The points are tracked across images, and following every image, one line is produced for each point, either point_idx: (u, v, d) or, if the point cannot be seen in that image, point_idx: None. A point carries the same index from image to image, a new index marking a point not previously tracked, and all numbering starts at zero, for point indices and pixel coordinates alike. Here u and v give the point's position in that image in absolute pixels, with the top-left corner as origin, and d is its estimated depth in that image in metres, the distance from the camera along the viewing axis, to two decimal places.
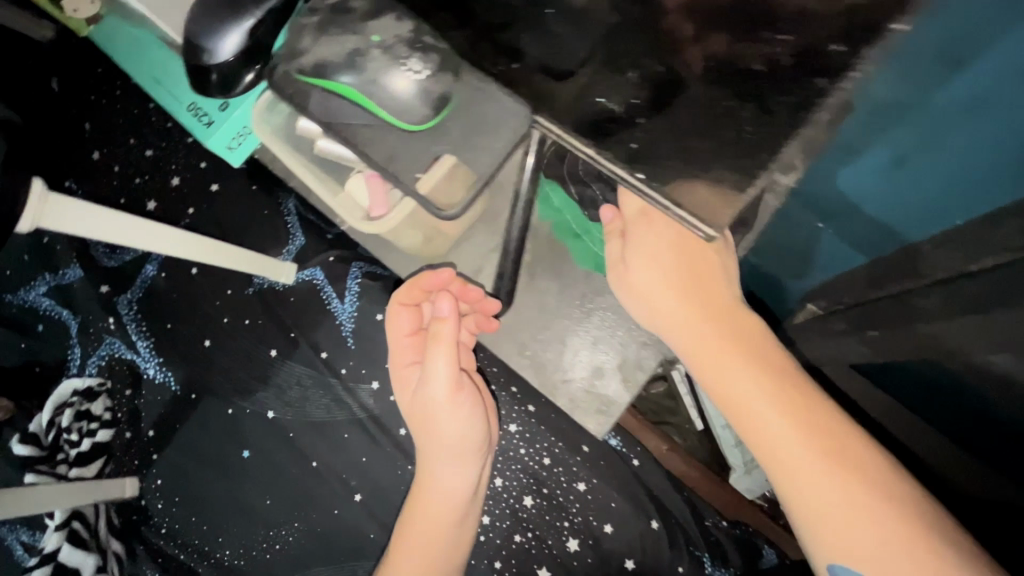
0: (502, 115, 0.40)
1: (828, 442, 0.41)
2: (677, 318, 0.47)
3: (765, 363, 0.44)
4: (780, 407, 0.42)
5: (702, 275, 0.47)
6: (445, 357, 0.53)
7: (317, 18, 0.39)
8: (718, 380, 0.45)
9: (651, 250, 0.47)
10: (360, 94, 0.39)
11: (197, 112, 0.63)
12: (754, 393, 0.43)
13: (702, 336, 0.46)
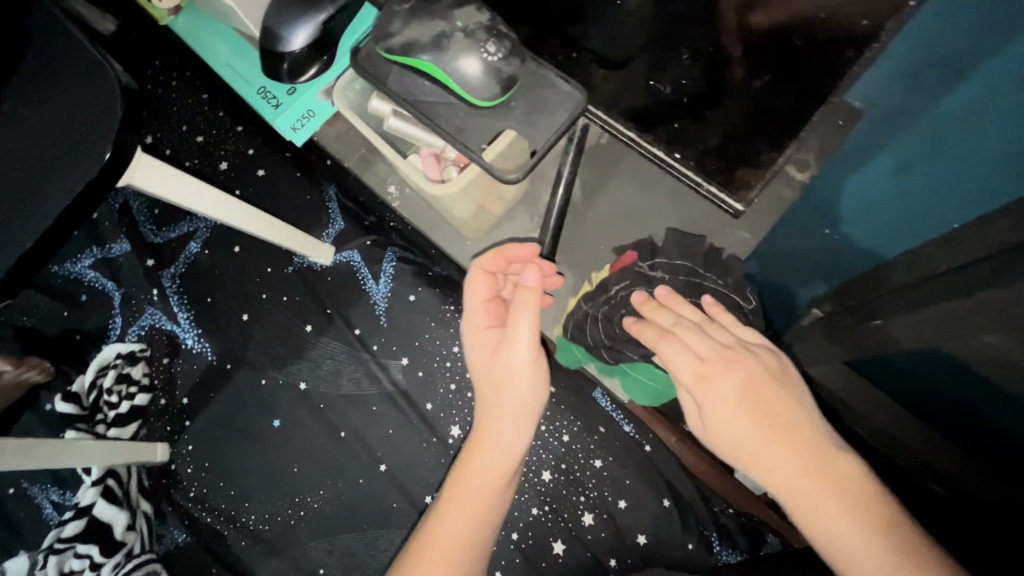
0: (559, 98, 0.46)
1: None
2: (766, 465, 0.42)
3: (874, 514, 0.39)
4: (903, 565, 0.37)
5: (796, 430, 0.42)
6: (530, 322, 0.54)
7: (409, 5, 0.44)
8: (826, 539, 0.40)
9: (730, 403, 0.43)
10: (440, 70, 0.44)
11: (266, 95, 0.69)
12: (877, 565, 0.38)
13: (809, 497, 0.40)
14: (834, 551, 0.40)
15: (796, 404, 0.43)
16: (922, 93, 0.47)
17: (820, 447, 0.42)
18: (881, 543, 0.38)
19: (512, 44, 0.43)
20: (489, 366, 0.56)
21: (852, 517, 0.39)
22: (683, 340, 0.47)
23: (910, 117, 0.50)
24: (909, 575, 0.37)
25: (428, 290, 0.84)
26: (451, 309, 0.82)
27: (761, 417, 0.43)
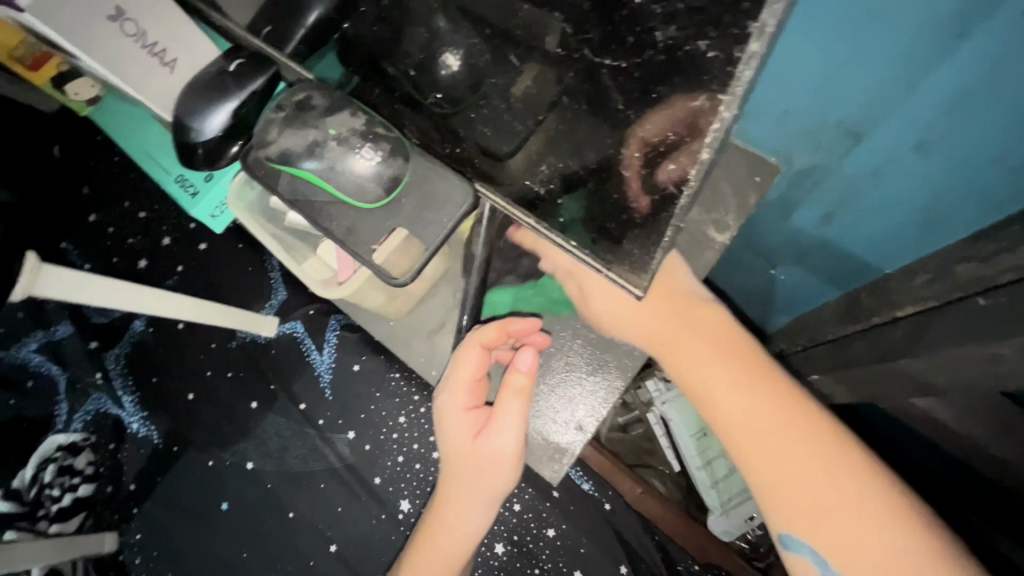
0: (449, 192, 0.45)
1: (800, 431, 0.43)
2: (642, 326, 0.51)
3: (737, 362, 0.47)
4: (754, 397, 0.45)
5: (669, 288, 0.51)
6: (518, 413, 0.52)
7: (283, 112, 0.44)
8: (698, 387, 0.47)
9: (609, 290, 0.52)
10: (320, 177, 0.44)
11: (185, 184, 0.68)
12: (719, 380, 0.46)
13: (671, 332, 0.50)
14: (689, 378, 0.48)
15: (676, 272, 0.52)
16: (821, 154, 0.52)
17: (687, 296, 0.51)
18: (726, 360, 0.47)
19: (390, 145, 0.43)
20: (466, 450, 0.54)
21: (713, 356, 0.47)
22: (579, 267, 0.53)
23: (819, 176, 0.55)
24: (746, 387, 0.45)
25: (372, 359, 0.82)
26: (397, 377, 0.81)
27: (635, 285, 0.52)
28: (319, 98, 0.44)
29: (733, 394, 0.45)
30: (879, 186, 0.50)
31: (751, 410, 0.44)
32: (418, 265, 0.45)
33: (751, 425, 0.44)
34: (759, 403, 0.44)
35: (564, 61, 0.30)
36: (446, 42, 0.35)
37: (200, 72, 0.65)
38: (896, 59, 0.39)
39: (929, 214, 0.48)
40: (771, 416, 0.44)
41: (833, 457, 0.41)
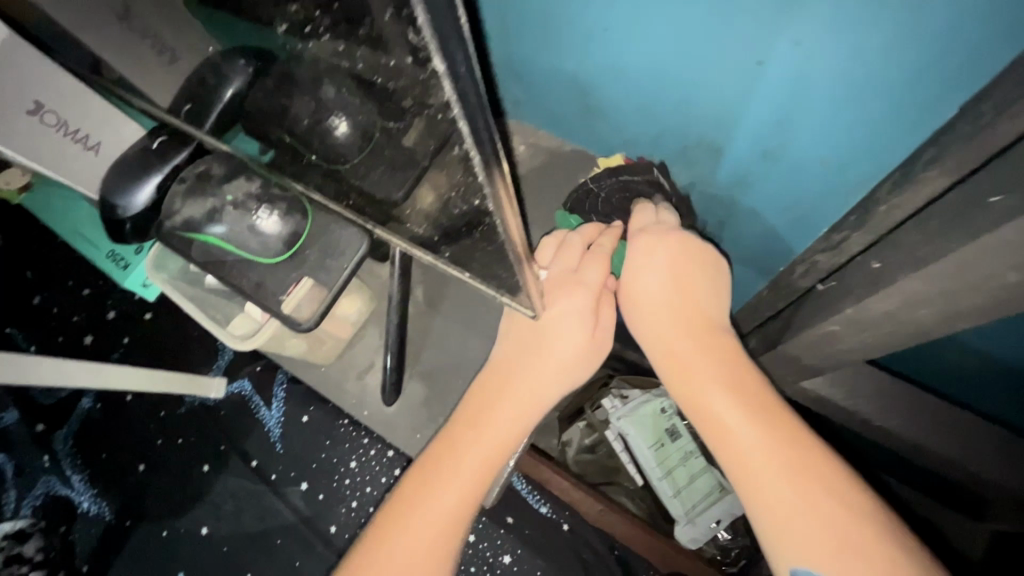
0: (346, 240, 0.49)
1: (803, 463, 0.41)
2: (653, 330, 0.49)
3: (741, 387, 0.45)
4: (754, 421, 0.43)
5: (677, 297, 0.49)
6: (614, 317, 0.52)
7: (185, 184, 0.48)
8: (699, 405, 0.45)
9: (651, 264, 0.49)
10: (223, 240, 0.48)
11: (115, 258, 0.71)
12: (727, 404, 0.44)
13: (676, 342, 0.48)
14: (691, 397, 0.46)
15: (689, 272, 0.50)
16: (695, 167, 0.53)
17: (694, 310, 0.49)
18: (741, 389, 0.45)
19: (286, 204, 0.48)
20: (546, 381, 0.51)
21: (715, 373, 0.46)
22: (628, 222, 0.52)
23: (701, 186, 0.56)
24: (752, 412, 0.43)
25: (321, 408, 0.83)
26: (345, 423, 0.82)
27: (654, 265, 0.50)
28: (217, 168, 0.48)
29: (745, 423, 0.43)
30: (752, 189, 0.51)
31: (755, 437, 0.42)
32: (322, 308, 0.49)
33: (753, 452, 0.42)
34: (766, 434, 0.42)
35: (406, 119, 0.35)
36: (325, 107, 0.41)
37: (129, 150, 0.70)
38: (722, 77, 0.41)
39: (810, 193, 0.47)
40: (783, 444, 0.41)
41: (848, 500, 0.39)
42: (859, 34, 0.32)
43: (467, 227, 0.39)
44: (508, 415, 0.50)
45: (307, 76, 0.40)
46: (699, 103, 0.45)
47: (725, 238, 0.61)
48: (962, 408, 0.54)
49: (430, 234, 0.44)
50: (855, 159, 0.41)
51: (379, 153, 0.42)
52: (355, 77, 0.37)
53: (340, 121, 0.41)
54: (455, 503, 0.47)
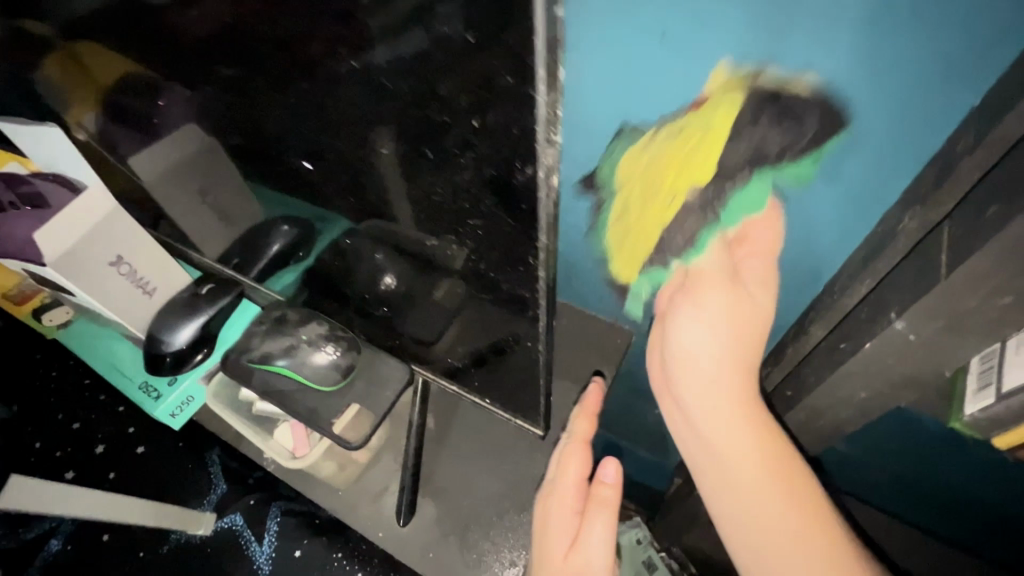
0: (389, 372, 0.61)
1: (821, 537, 0.48)
2: (701, 376, 0.52)
3: (781, 455, 0.50)
4: (782, 493, 0.50)
5: (736, 336, 0.50)
6: (606, 525, 0.55)
7: (264, 326, 0.60)
8: (732, 467, 0.51)
9: (700, 322, 0.51)
10: (290, 370, 0.58)
11: (148, 389, 0.78)
12: (762, 476, 0.50)
13: (717, 395, 0.51)
14: (723, 460, 0.52)
15: (746, 316, 0.50)
16: None
17: (748, 364, 0.51)
18: (784, 479, 0.50)
19: (347, 342, 0.59)
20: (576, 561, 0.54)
21: (751, 438, 0.51)
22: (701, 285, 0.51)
23: None
24: (778, 480, 0.50)
25: (315, 541, 0.85)
26: (340, 557, 0.83)
27: (725, 310, 0.50)
28: (292, 314, 0.61)
29: (777, 514, 0.49)
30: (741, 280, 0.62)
31: (772, 507, 0.50)
32: (367, 433, 0.59)
33: (771, 515, 0.49)
34: (795, 503, 0.50)
35: (460, 289, 0.47)
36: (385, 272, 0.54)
37: (182, 294, 0.81)
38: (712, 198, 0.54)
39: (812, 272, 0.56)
40: (808, 526, 0.49)
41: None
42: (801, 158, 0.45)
43: (496, 355, 0.54)
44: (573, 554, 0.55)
45: (361, 253, 0.52)
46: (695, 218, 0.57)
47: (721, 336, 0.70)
48: (883, 512, 0.67)
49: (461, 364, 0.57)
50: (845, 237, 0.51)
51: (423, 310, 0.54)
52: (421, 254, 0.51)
53: (391, 280, 0.52)
54: None
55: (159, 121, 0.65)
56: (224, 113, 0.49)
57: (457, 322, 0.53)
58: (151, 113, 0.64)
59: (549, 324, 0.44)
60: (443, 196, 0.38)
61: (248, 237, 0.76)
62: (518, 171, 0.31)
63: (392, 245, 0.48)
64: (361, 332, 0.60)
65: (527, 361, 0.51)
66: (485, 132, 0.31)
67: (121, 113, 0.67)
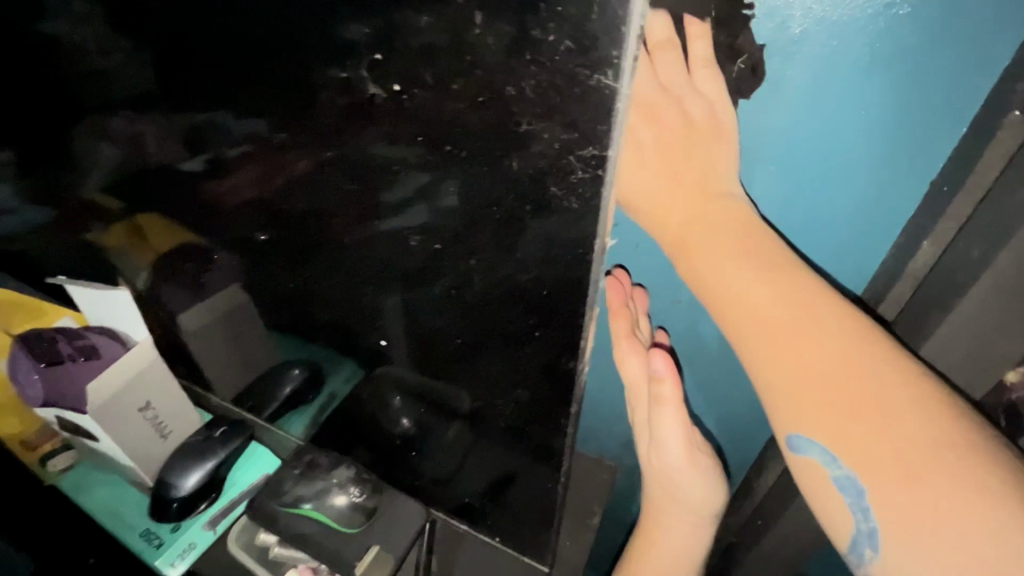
0: (406, 513, 0.66)
1: (868, 382, 0.43)
2: (647, 187, 0.52)
3: (764, 262, 0.49)
4: (824, 344, 0.45)
5: (679, 169, 0.51)
6: (674, 416, 0.57)
7: (297, 469, 0.65)
8: (721, 305, 0.49)
9: (650, 172, 0.51)
10: (317, 512, 0.64)
11: (150, 536, 0.78)
12: (755, 295, 0.47)
13: (672, 219, 0.52)
14: (717, 300, 0.50)
15: (706, 152, 0.51)
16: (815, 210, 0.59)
17: (706, 191, 0.52)
18: (781, 339, 0.46)
19: (371, 485, 0.65)
20: (664, 477, 0.63)
21: (733, 262, 0.49)
22: (681, 106, 0.49)
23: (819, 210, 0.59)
24: (789, 309, 0.47)
25: None
26: None
27: (659, 147, 0.50)
28: (321, 457, 0.67)
29: (786, 335, 0.46)
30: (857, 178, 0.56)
31: (778, 344, 0.46)
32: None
33: (778, 353, 0.46)
34: (840, 340, 0.45)
35: (476, 432, 0.57)
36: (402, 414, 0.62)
37: (192, 438, 0.84)
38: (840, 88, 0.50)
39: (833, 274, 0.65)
40: (893, 393, 0.42)
41: (926, 406, 0.42)
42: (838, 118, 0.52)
43: (508, 493, 0.61)
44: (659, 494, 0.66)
45: (384, 400, 0.61)
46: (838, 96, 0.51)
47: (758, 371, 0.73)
48: None
49: (470, 500, 0.64)
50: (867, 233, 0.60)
51: (436, 452, 0.62)
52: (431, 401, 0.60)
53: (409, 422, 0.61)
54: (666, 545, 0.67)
55: (204, 282, 0.74)
56: (266, 277, 0.61)
57: (470, 460, 0.60)
58: (199, 275, 0.73)
59: (565, 466, 0.54)
60: (497, 371, 0.50)
61: (261, 383, 0.83)
62: (565, 362, 0.45)
63: (402, 392, 0.58)
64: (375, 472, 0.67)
65: (539, 497, 0.59)
66: (542, 334, 0.44)
67: (170, 275, 0.77)
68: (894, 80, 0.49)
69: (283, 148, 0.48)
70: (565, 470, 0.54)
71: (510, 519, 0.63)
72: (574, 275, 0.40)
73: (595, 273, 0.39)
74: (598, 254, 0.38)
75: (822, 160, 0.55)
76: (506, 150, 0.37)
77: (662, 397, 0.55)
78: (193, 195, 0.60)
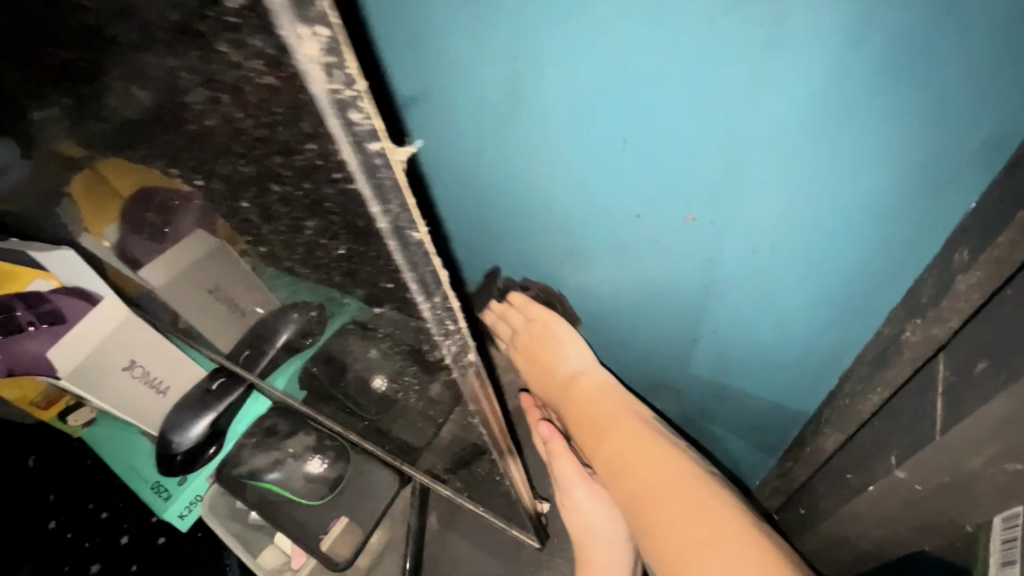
0: (379, 482, 0.61)
1: (679, 497, 0.53)
2: (539, 380, 0.77)
3: (619, 406, 0.65)
4: (655, 463, 0.57)
5: (545, 361, 0.74)
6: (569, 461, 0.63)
7: (254, 437, 0.60)
8: (590, 445, 0.64)
9: (534, 378, 0.77)
10: (277, 483, 0.59)
11: (159, 488, 0.80)
12: (619, 428, 0.62)
13: (555, 390, 0.73)
14: (589, 443, 0.64)
15: (554, 352, 0.73)
16: (805, 254, 0.42)
17: (566, 370, 0.72)
18: (621, 470, 0.58)
19: (335, 452, 0.61)
20: (573, 517, 0.63)
21: (590, 415, 0.66)
22: (531, 327, 0.74)
23: (791, 247, 0.42)
24: (639, 444, 0.59)
25: None
26: None
27: (530, 355, 0.76)
28: (282, 424, 0.62)
29: (633, 460, 0.58)
30: (828, 234, 0.40)
31: (632, 476, 0.57)
32: (357, 547, 0.58)
33: (627, 477, 0.57)
34: (666, 468, 0.56)
35: (429, 398, 0.47)
36: (371, 370, 0.54)
37: (192, 389, 0.82)
38: (802, 63, 0.30)
39: (840, 312, 0.46)
40: (695, 508, 0.52)
41: (720, 539, 0.49)
42: (751, 135, 0.36)
43: (477, 459, 0.51)
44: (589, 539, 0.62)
45: (355, 354, 0.54)
46: (794, 53, 0.30)
47: (807, 360, 0.53)
48: None
49: (446, 468, 0.57)
50: (891, 275, 0.40)
51: (405, 416, 0.55)
52: (386, 353, 0.50)
53: (380, 381, 0.54)
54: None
55: (171, 230, 0.66)
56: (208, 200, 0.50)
57: (443, 428, 0.51)
58: (164, 223, 0.66)
59: (489, 436, 0.43)
60: (402, 329, 0.37)
61: (256, 332, 0.78)
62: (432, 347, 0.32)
63: (383, 353, 0.48)
64: (353, 429, 0.61)
65: (505, 471, 0.49)
66: (391, 290, 0.29)
67: (133, 221, 0.69)
68: (827, 34, 0.29)
69: (143, 28, 0.30)
70: (491, 438, 0.43)
71: (486, 486, 0.55)
72: (362, 223, 0.23)
73: (376, 215, 0.21)
74: (363, 182, 0.20)
75: (733, 193, 0.41)
76: (206, 24, 0.22)
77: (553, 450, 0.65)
78: (134, 116, 0.45)
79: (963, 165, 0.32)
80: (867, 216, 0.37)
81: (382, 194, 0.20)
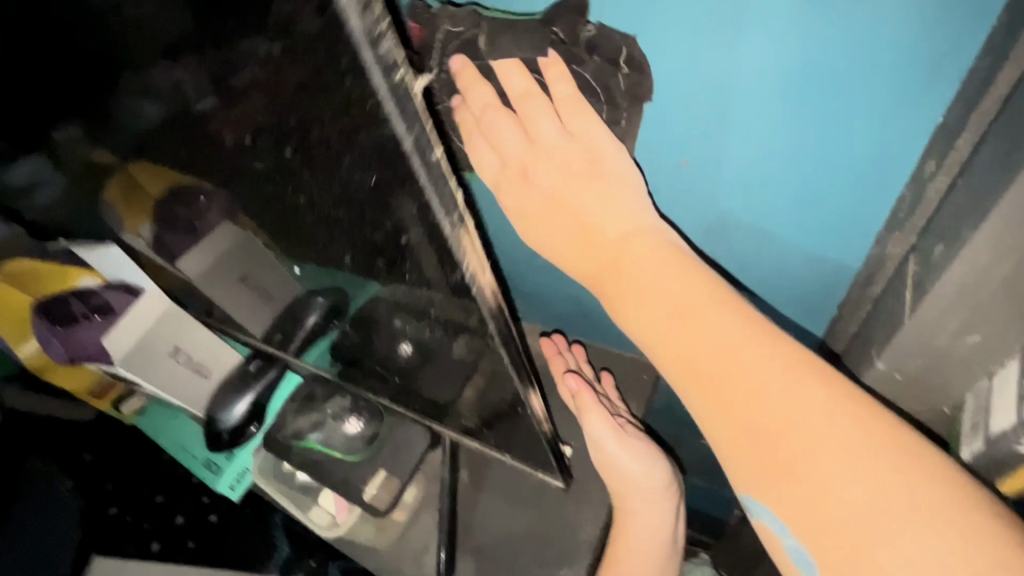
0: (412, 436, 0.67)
1: (853, 444, 0.41)
2: (544, 236, 0.53)
3: (743, 316, 0.46)
4: (819, 395, 0.42)
5: (579, 214, 0.51)
6: (600, 419, 0.64)
7: (297, 403, 0.64)
8: (700, 369, 0.46)
9: (544, 243, 0.54)
10: (319, 442, 0.65)
11: (210, 464, 0.86)
12: (745, 353, 0.44)
13: (590, 267, 0.52)
14: (700, 373, 0.46)
15: (600, 201, 0.51)
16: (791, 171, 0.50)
17: (619, 247, 0.51)
18: (752, 417, 0.44)
19: (370, 413, 0.67)
20: (604, 468, 0.65)
21: (683, 323, 0.47)
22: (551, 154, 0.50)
23: (778, 165, 0.50)
24: (791, 374, 0.43)
25: None
26: None
27: (550, 210, 0.52)
28: (320, 391, 0.68)
29: (780, 395, 0.43)
30: (806, 146, 0.47)
31: (784, 418, 0.42)
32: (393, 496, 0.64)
33: (772, 424, 0.43)
34: (842, 404, 0.42)
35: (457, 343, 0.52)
36: (397, 333, 0.58)
37: (232, 372, 0.87)
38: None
39: (825, 220, 0.53)
40: (887, 456, 0.40)
41: (912, 482, 0.39)
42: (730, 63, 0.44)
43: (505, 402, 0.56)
44: (619, 485, 0.64)
45: (381, 321, 0.58)
46: None
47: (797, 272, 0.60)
48: None
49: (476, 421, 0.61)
50: (864, 175, 0.48)
51: (433, 373, 0.60)
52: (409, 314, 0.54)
53: (407, 345, 0.58)
54: (643, 535, 0.62)
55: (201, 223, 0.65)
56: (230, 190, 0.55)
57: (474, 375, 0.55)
58: (195, 216, 0.64)
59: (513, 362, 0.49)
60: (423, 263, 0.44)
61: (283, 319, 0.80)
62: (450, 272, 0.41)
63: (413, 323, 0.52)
64: (385, 393, 0.65)
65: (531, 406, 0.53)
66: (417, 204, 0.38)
67: (167, 221, 0.67)
68: None
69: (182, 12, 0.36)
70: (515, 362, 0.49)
71: (515, 430, 0.60)
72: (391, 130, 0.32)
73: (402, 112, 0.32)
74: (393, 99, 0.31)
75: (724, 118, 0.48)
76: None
77: (581, 404, 0.66)
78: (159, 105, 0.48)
79: (927, 79, 0.40)
80: (838, 123, 0.45)
81: (406, 114, 0.32)
